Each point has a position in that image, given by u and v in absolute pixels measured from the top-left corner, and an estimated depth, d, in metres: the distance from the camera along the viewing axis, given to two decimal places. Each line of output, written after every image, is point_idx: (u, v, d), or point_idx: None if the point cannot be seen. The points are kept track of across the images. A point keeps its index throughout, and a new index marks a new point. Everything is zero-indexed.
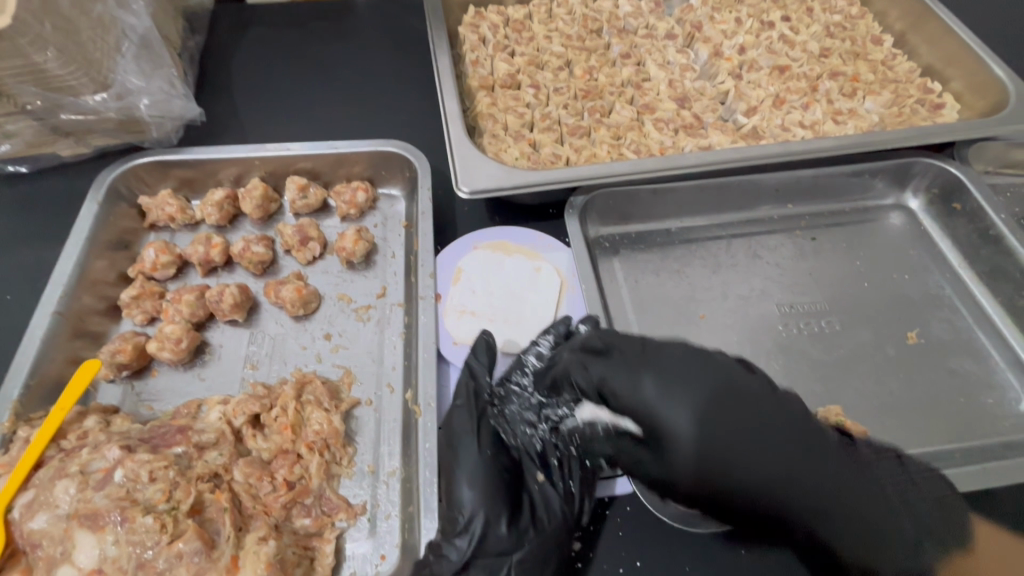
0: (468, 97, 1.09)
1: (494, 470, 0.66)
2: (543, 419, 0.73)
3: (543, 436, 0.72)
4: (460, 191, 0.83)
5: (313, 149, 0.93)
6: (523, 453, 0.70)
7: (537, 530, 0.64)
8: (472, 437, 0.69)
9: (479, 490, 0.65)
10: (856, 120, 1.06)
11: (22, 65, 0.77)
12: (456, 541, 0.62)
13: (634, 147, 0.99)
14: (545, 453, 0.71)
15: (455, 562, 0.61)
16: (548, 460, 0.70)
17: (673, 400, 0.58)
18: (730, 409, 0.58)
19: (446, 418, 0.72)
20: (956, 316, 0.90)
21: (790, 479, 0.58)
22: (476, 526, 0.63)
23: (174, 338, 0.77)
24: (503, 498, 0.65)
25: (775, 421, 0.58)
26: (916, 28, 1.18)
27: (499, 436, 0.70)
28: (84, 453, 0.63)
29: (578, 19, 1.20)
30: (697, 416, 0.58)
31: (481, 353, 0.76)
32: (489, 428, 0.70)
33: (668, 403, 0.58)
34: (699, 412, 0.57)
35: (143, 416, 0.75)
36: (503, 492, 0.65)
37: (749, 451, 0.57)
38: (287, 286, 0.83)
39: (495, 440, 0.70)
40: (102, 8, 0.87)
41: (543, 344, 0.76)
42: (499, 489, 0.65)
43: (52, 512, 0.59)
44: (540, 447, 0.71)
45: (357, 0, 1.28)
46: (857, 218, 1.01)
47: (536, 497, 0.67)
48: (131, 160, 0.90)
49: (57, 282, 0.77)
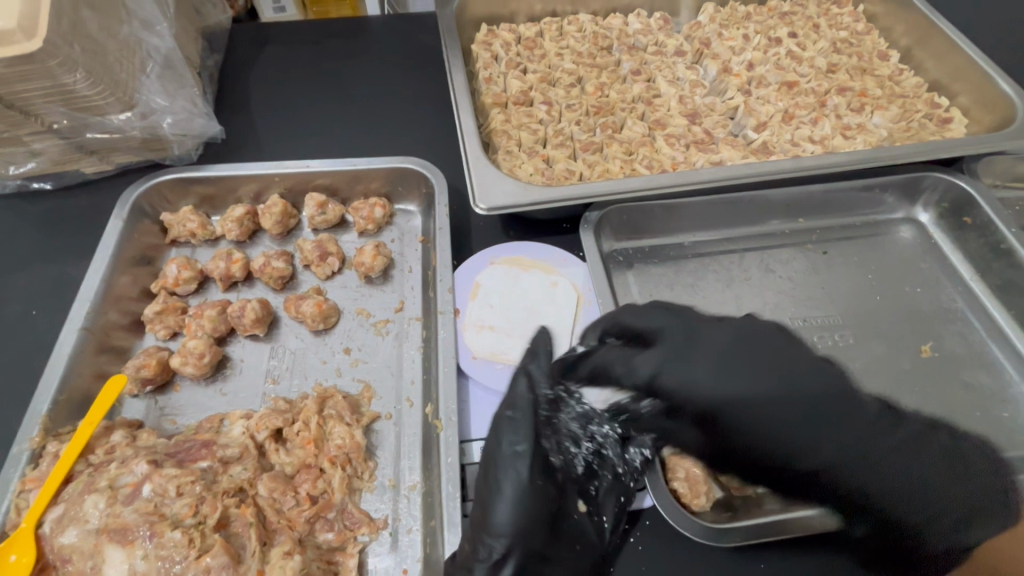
0: (482, 114, 1.11)
1: (542, 508, 0.62)
2: (587, 437, 0.71)
3: (586, 456, 0.70)
4: (477, 207, 0.85)
5: (331, 166, 0.95)
6: (566, 474, 0.67)
7: (572, 559, 0.63)
8: (523, 462, 0.62)
9: (523, 518, 0.60)
10: (865, 135, 1.07)
11: (52, 87, 0.79)
12: (487, 572, 0.59)
13: (647, 163, 1.00)
14: (585, 477, 0.69)
15: None
16: (589, 487, 0.68)
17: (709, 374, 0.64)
18: (768, 378, 0.64)
19: (494, 429, 0.65)
20: (969, 329, 0.91)
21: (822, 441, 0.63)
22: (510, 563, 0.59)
23: (198, 352, 0.79)
24: (545, 529, 0.62)
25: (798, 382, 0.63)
26: (923, 43, 1.20)
27: (549, 458, 0.65)
28: (112, 468, 0.65)
29: (589, 36, 1.22)
30: (725, 392, 0.64)
31: (542, 357, 0.70)
32: (542, 450, 0.64)
33: (705, 382, 0.64)
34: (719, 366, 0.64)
35: (167, 430, 0.76)
36: (547, 522, 0.62)
37: (778, 423, 0.63)
38: (307, 301, 0.84)
39: (545, 465, 0.64)
40: (128, 31, 0.90)
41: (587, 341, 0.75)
42: (545, 516, 0.62)
43: (82, 527, 0.60)
44: (582, 469, 0.69)
45: (371, 19, 1.30)
46: (867, 232, 1.02)
47: (574, 527, 0.64)
48: (154, 178, 0.91)
49: (84, 298, 0.79)
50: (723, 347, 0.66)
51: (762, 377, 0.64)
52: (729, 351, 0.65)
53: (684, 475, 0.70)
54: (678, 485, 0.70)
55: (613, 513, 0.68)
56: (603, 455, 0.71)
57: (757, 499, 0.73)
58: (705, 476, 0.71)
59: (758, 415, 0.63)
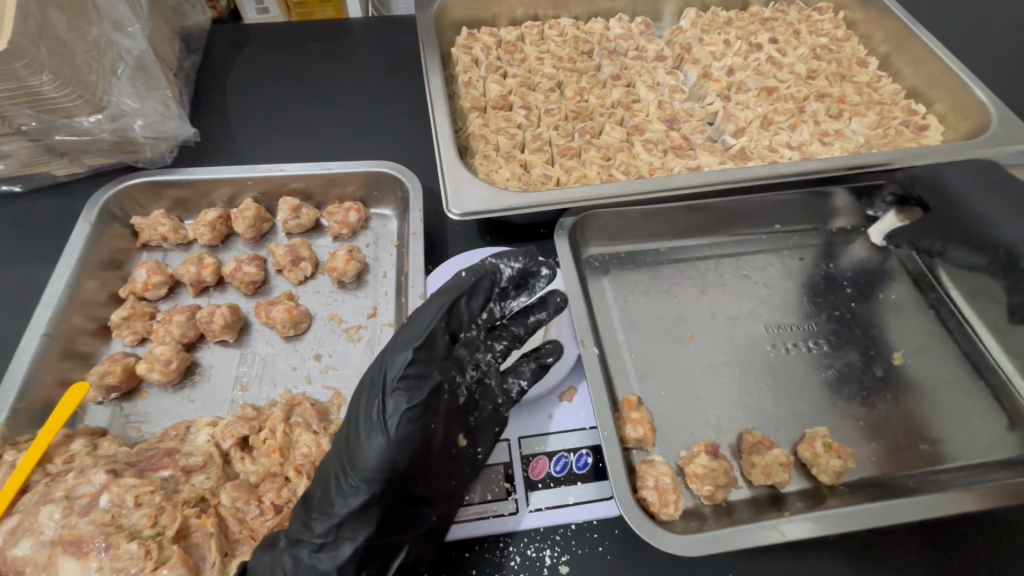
0: (461, 118, 1.10)
1: (412, 444, 0.63)
2: (473, 366, 0.70)
3: (471, 386, 0.69)
4: (450, 212, 0.84)
5: (305, 170, 0.94)
6: (449, 403, 0.67)
7: (432, 484, 0.64)
8: (405, 391, 0.64)
9: (391, 443, 0.62)
10: (843, 141, 1.08)
11: (18, 89, 0.78)
12: (347, 496, 0.61)
13: (624, 168, 1.00)
14: (467, 407, 0.68)
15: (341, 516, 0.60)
16: (468, 417, 0.68)
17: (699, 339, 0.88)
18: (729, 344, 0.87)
19: (383, 360, 0.67)
20: (943, 335, 0.91)
21: (786, 391, 0.83)
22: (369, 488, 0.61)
23: (164, 359, 0.77)
24: (413, 454, 0.63)
25: None
26: (901, 50, 1.21)
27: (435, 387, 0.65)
28: (70, 477, 0.63)
29: (570, 40, 1.22)
30: (709, 353, 0.86)
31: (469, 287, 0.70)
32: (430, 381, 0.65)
33: (686, 347, 0.87)
34: None
35: (132, 438, 0.75)
36: (416, 449, 0.63)
37: (755, 376, 0.84)
38: (278, 306, 0.83)
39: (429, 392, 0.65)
40: (99, 32, 0.89)
41: (505, 272, 0.74)
42: (415, 441, 0.63)
43: (35, 538, 0.59)
44: (466, 399, 0.68)
45: (352, 21, 1.30)
46: (842, 239, 1.02)
47: (445, 455, 0.65)
48: (124, 181, 0.90)
49: (48, 303, 0.77)
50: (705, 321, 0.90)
51: (729, 342, 0.88)
52: (706, 323, 0.90)
53: (654, 484, 0.69)
54: (647, 495, 0.69)
55: (485, 444, 0.69)
56: (485, 385, 0.71)
57: (728, 508, 0.73)
58: (675, 484, 0.70)
59: (732, 369, 0.85)
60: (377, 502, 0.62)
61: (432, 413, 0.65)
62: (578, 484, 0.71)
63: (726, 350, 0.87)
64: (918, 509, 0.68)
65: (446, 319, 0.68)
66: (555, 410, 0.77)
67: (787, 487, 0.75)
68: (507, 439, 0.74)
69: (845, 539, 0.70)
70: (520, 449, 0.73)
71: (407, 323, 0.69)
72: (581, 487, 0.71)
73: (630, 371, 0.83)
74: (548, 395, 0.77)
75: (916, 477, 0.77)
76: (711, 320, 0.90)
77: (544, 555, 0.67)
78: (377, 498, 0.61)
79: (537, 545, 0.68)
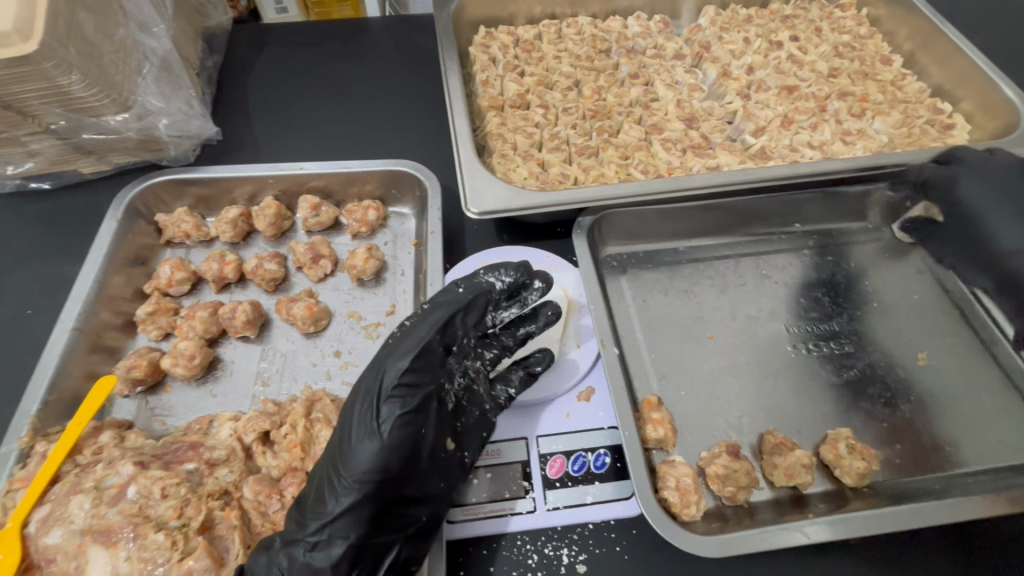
0: (478, 117, 1.11)
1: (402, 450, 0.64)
2: (462, 374, 0.72)
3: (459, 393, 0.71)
4: (469, 211, 0.84)
5: (325, 168, 0.95)
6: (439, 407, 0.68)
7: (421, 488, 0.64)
8: (399, 397, 0.65)
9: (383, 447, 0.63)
10: (866, 140, 1.06)
11: (49, 88, 0.80)
12: (338, 497, 0.61)
13: (643, 167, 0.99)
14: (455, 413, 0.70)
15: (331, 514, 0.60)
16: (456, 422, 0.70)
17: (717, 335, 0.88)
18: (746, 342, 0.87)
19: (379, 368, 0.69)
20: (969, 336, 0.90)
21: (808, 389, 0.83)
22: (360, 489, 0.61)
23: (188, 354, 0.79)
24: (404, 459, 0.63)
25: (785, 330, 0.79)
26: (926, 48, 1.18)
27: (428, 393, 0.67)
28: (99, 468, 0.65)
29: (588, 39, 1.22)
30: (728, 351, 0.86)
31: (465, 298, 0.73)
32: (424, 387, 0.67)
33: (702, 345, 0.87)
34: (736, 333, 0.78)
35: (157, 431, 0.77)
36: (408, 453, 0.64)
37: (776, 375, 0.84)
38: (298, 303, 0.84)
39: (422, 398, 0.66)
40: (126, 33, 0.90)
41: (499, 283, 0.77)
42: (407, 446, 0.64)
43: (66, 527, 0.60)
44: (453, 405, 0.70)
45: (370, 21, 1.30)
46: (864, 239, 1.00)
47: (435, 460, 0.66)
48: (150, 179, 0.92)
49: (77, 298, 0.79)
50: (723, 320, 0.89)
51: (748, 340, 0.87)
52: (724, 322, 0.89)
53: (675, 484, 0.69)
54: (668, 495, 0.68)
55: (473, 449, 0.70)
56: (473, 391, 0.73)
57: (749, 509, 0.72)
58: (696, 485, 0.69)
59: (751, 366, 0.85)
60: (367, 501, 0.61)
61: (423, 418, 0.66)
62: (598, 484, 0.71)
63: (745, 347, 0.87)
64: (944, 511, 0.67)
65: (440, 332, 0.70)
66: (573, 409, 0.77)
67: (809, 489, 0.74)
68: (525, 437, 0.74)
69: (870, 543, 0.69)
70: (538, 448, 0.73)
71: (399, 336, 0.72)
72: (600, 487, 0.71)
73: (649, 371, 0.83)
74: (564, 394, 0.78)
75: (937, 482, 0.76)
76: (727, 318, 0.90)
77: (563, 553, 0.68)
78: (366, 499, 0.61)
79: (556, 544, 0.68)
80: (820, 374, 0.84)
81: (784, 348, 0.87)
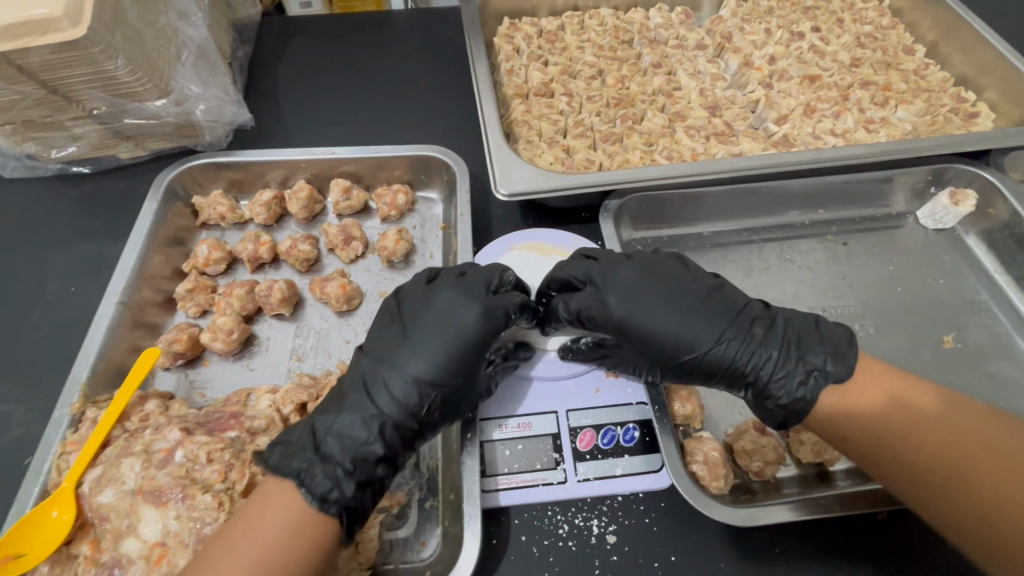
0: (503, 105, 1.12)
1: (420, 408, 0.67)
2: None
3: None
4: (498, 193, 0.86)
5: (356, 153, 0.97)
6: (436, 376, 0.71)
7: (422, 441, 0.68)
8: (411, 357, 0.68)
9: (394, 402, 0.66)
10: (888, 129, 1.07)
11: (94, 73, 0.82)
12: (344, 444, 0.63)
13: (667, 154, 1.01)
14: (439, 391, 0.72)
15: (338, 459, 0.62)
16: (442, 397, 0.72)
17: (665, 309, 0.72)
18: (701, 310, 0.72)
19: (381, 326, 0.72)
20: (993, 320, 0.90)
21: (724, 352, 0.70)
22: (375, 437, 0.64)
23: (226, 329, 0.81)
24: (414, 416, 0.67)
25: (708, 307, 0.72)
26: (949, 38, 1.19)
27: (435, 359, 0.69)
28: (147, 434, 0.67)
29: (610, 30, 1.23)
30: (688, 322, 0.71)
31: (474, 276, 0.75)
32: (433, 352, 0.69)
33: (652, 317, 0.72)
34: (669, 311, 0.72)
35: (197, 402, 0.79)
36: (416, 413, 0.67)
37: (748, 345, 0.70)
38: (332, 282, 0.86)
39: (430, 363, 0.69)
40: (165, 21, 0.93)
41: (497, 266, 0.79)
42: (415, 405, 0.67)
43: (118, 487, 0.63)
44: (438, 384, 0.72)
45: (395, 13, 1.33)
46: (888, 224, 1.01)
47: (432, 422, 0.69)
48: (187, 162, 0.94)
49: (121, 274, 0.82)
50: (676, 288, 0.73)
51: (712, 309, 0.72)
52: (681, 290, 0.73)
53: (703, 458, 0.70)
54: (697, 468, 0.70)
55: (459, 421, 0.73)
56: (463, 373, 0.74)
57: (775, 484, 0.73)
58: (723, 460, 0.71)
59: (680, 337, 0.71)
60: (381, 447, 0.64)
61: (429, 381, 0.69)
62: (626, 456, 0.72)
63: (690, 318, 0.71)
64: None
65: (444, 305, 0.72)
66: (601, 385, 0.78)
67: (835, 465, 0.75)
68: (555, 411, 0.76)
69: (897, 519, 0.70)
70: (568, 421, 0.75)
71: (427, 298, 0.73)
72: (628, 459, 0.72)
73: None
74: (592, 370, 0.79)
75: None
76: (678, 285, 0.74)
77: (592, 524, 0.69)
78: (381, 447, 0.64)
79: (585, 515, 0.70)
80: (770, 339, 0.70)
81: (694, 319, 0.71)
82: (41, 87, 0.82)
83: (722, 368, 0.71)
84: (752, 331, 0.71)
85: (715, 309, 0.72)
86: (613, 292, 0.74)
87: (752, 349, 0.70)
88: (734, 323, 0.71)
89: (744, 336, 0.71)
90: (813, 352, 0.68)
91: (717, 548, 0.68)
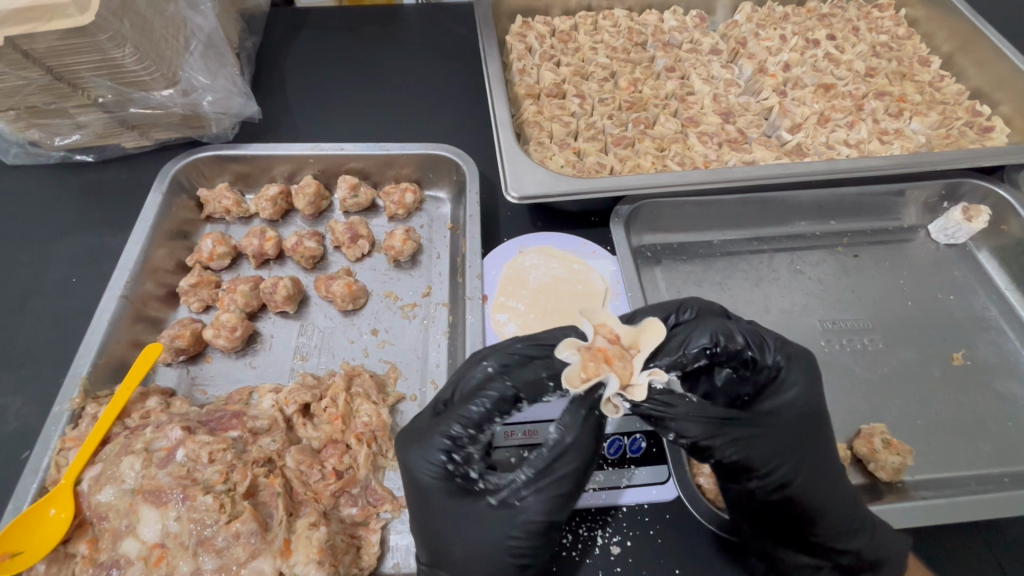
0: (514, 105, 1.11)
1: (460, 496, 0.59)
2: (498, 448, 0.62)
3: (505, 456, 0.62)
4: (508, 195, 0.84)
5: (364, 149, 0.96)
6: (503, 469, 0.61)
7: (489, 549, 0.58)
8: (438, 457, 0.58)
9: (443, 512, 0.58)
10: (903, 140, 1.06)
11: (101, 61, 0.80)
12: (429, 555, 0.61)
13: (679, 159, 1.00)
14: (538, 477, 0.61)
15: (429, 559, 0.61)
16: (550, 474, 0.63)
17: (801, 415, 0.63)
18: (804, 426, 0.63)
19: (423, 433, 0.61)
20: (1002, 337, 0.89)
21: (802, 435, 0.63)
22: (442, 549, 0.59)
23: (230, 326, 0.79)
24: (467, 524, 0.58)
25: (817, 463, 0.63)
26: (965, 50, 1.17)
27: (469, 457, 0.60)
28: (148, 432, 0.66)
29: (624, 32, 1.22)
30: (760, 417, 0.63)
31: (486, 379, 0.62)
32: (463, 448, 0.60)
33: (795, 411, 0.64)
34: (799, 418, 0.63)
35: (198, 399, 0.78)
36: (468, 519, 0.58)
37: (832, 471, 0.64)
38: (337, 281, 0.85)
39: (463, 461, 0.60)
40: (174, 9, 0.91)
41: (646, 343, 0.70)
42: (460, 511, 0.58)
43: (118, 486, 0.62)
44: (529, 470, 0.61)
45: (405, 7, 1.31)
46: (898, 238, 1.00)
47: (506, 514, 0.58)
48: (193, 154, 0.93)
49: (124, 267, 0.81)
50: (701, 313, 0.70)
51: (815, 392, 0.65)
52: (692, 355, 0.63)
53: (710, 470, 0.73)
54: (703, 481, 0.72)
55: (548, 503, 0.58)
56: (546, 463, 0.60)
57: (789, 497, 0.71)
58: None
59: (795, 428, 0.63)
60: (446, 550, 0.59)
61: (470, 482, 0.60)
62: (633, 468, 0.72)
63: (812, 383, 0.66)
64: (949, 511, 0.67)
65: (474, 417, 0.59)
66: None
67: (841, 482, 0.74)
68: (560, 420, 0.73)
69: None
70: None
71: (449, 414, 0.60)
72: (635, 471, 0.72)
73: None
74: None
75: (971, 478, 0.75)
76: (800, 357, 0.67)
77: (596, 535, 0.69)
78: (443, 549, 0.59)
79: (589, 525, 0.69)
80: (855, 528, 0.63)
81: (799, 422, 0.63)
82: (46, 74, 0.80)
83: (798, 481, 0.63)
84: (826, 466, 0.64)
85: (819, 448, 0.64)
86: (690, 333, 0.64)
87: (841, 522, 0.63)
88: (820, 508, 0.63)
89: (840, 485, 0.64)
90: (880, 330, 0.88)
91: (720, 561, 0.67)
